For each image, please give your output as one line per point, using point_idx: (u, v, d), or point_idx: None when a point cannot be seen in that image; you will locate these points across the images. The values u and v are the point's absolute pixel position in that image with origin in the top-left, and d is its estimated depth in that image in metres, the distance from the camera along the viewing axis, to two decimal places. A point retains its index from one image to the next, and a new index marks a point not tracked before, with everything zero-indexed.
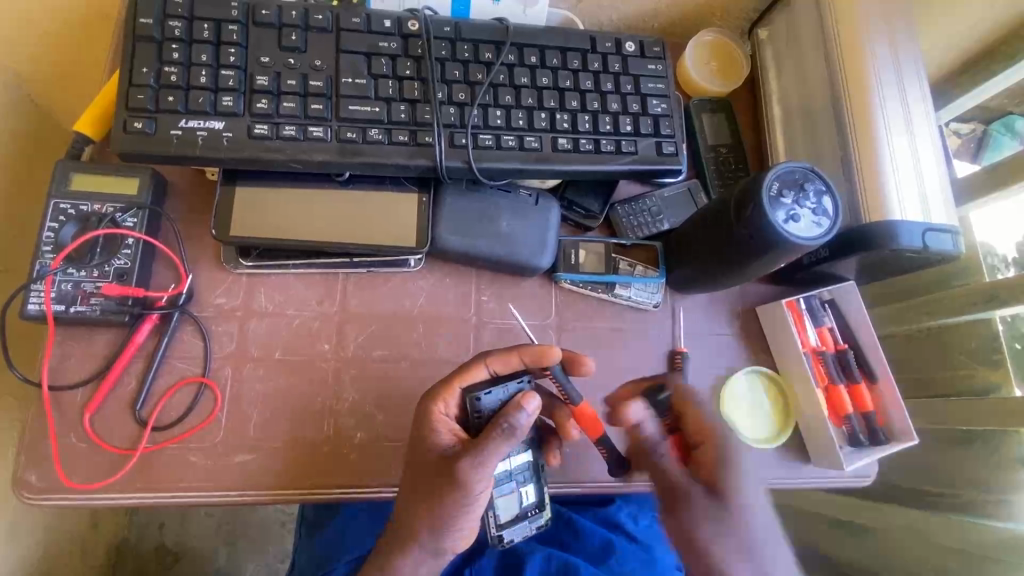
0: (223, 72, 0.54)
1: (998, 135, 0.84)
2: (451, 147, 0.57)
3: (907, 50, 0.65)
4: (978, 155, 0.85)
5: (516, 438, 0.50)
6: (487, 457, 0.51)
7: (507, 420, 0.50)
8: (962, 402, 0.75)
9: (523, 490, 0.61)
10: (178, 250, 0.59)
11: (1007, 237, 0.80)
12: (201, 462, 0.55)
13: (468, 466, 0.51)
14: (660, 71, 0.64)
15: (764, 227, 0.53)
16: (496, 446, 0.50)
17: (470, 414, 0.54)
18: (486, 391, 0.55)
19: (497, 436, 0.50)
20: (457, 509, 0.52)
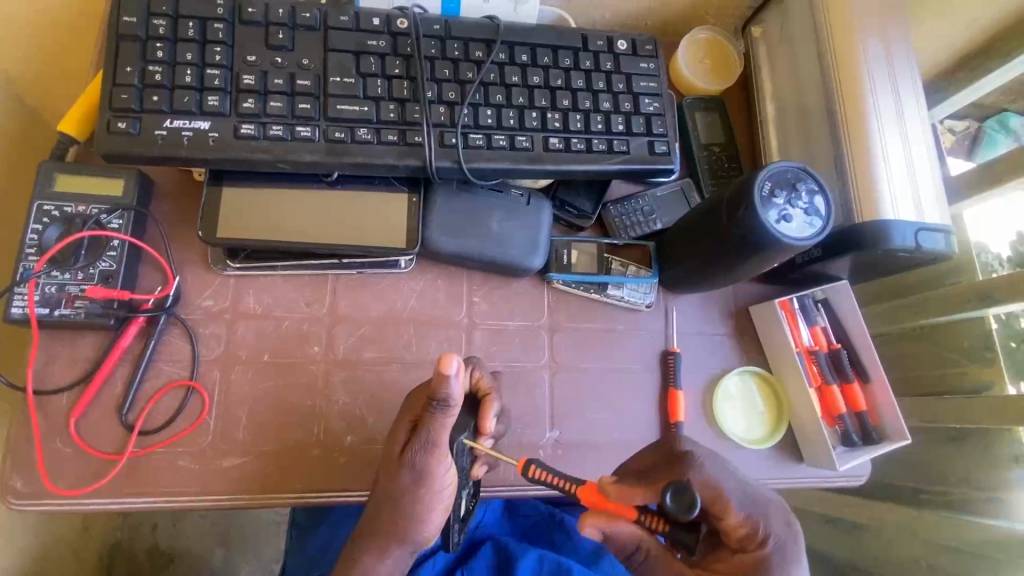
0: (209, 71, 0.53)
1: (993, 131, 0.84)
2: (441, 147, 0.57)
3: (900, 49, 0.65)
4: (972, 152, 0.85)
5: (453, 409, 0.47)
6: (435, 437, 0.48)
7: (440, 396, 0.46)
8: (956, 400, 0.75)
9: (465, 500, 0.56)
10: (165, 252, 0.58)
11: (1002, 235, 0.80)
12: (189, 465, 0.54)
13: (422, 452, 0.49)
14: (653, 70, 0.64)
15: (756, 227, 0.53)
16: (439, 426, 0.48)
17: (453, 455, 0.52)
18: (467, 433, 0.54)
19: (441, 414, 0.47)
20: (421, 503, 0.50)
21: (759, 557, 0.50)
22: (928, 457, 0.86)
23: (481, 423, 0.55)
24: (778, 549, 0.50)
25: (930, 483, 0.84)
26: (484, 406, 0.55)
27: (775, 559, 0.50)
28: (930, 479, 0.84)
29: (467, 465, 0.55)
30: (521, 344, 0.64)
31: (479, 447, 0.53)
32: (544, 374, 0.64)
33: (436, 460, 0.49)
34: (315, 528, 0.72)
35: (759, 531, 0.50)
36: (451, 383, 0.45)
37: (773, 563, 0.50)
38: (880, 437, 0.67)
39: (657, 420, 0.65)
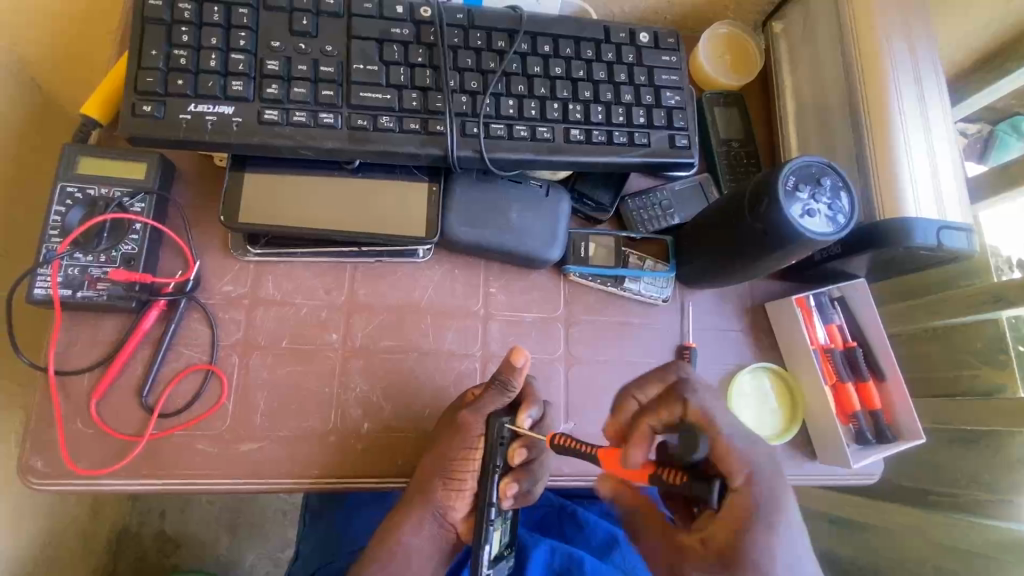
0: (233, 56, 0.53)
1: (1004, 135, 0.84)
2: (462, 136, 0.57)
3: (924, 47, 0.64)
4: (984, 157, 0.84)
5: (511, 393, 0.55)
6: (487, 411, 0.54)
7: (505, 376, 0.55)
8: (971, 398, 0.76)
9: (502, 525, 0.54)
10: (185, 237, 0.58)
11: (1016, 241, 0.79)
12: (207, 449, 0.55)
13: (472, 417, 0.54)
14: (674, 63, 0.64)
15: (779, 223, 0.52)
16: (495, 397, 0.55)
17: (496, 437, 0.52)
18: (511, 418, 0.54)
19: (503, 386, 0.55)
20: (460, 460, 0.54)
21: (747, 499, 0.46)
22: (938, 458, 0.85)
23: (518, 417, 0.55)
24: (772, 491, 0.46)
25: (939, 484, 0.84)
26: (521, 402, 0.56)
27: (761, 497, 0.45)
28: (940, 480, 0.84)
29: (501, 461, 0.52)
30: (537, 335, 0.64)
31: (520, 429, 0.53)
32: (559, 366, 0.64)
33: (483, 425, 0.54)
34: (326, 516, 0.72)
35: (748, 469, 0.46)
36: (517, 371, 0.55)
37: (761, 503, 0.45)
38: (894, 436, 0.67)
39: None
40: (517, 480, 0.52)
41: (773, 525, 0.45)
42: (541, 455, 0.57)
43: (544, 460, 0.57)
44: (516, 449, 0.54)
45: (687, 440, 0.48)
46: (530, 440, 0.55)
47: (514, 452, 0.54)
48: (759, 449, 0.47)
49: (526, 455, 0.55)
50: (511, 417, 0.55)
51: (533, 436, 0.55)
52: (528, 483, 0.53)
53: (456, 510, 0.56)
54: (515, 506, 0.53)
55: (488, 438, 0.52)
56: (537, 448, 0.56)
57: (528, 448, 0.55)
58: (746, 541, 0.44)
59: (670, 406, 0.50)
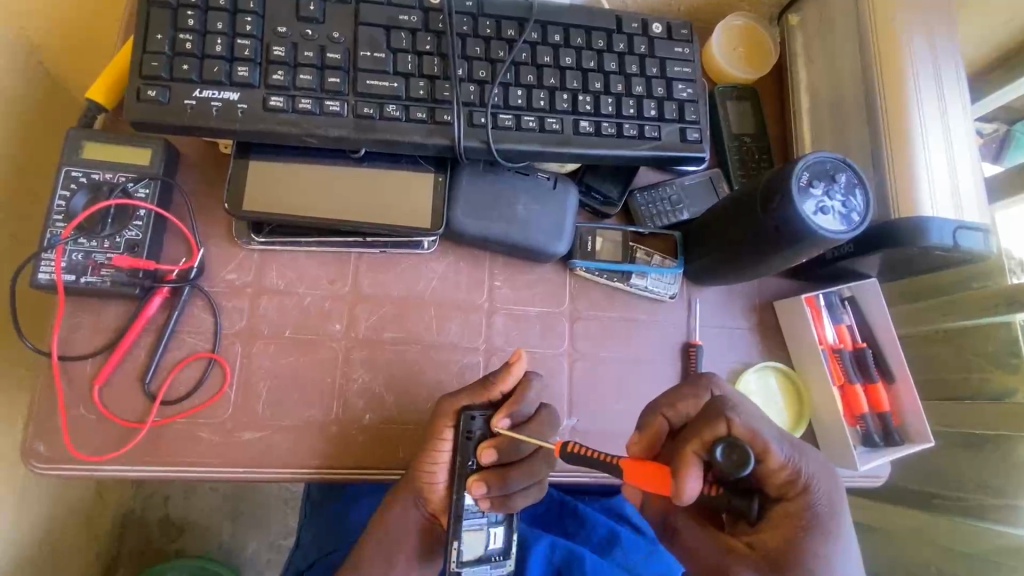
0: (239, 41, 0.52)
1: (1020, 136, 0.82)
2: (470, 126, 0.56)
3: (944, 42, 0.63)
4: (1000, 155, 0.83)
5: (489, 391, 0.54)
6: (460, 403, 0.54)
7: (491, 377, 0.55)
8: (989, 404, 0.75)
9: (491, 528, 0.55)
10: (190, 224, 0.58)
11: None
12: (209, 437, 0.55)
13: (444, 411, 0.54)
14: (687, 55, 0.63)
15: (791, 220, 0.51)
16: (471, 394, 0.54)
17: (459, 430, 0.54)
18: (483, 413, 0.54)
19: (483, 386, 0.54)
20: (431, 453, 0.54)
21: (803, 505, 0.49)
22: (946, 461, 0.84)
23: (493, 416, 0.54)
24: (823, 495, 0.50)
25: (946, 488, 0.83)
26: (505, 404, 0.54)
27: (821, 505, 0.49)
28: (944, 483, 0.83)
29: (472, 459, 0.54)
30: (541, 331, 0.64)
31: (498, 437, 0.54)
32: (563, 361, 0.64)
33: (453, 419, 0.54)
34: (327, 506, 0.72)
35: (801, 477, 0.49)
36: (509, 375, 0.54)
37: (817, 507, 0.49)
38: (902, 438, 0.67)
39: None
40: (486, 482, 0.53)
41: (829, 531, 0.49)
42: (527, 461, 0.55)
43: (527, 468, 0.54)
44: (485, 448, 0.53)
45: (734, 456, 0.45)
46: (505, 443, 0.54)
47: (483, 453, 0.53)
48: (809, 459, 0.50)
49: (499, 457, 0.54)
50: (486, 413, 0.55)
51: (508, 438, 0.54)
52: (499, 485, 0.53)
53: (432, 503, 0.56)
54: (492, 508, 0.54)
55: (456, 429, 0.54)
56: (517, 453, 0.54)
57: (499, 451, 0.53)
58: (809, 548, 0.48)
59: (711, 430, 0.49)
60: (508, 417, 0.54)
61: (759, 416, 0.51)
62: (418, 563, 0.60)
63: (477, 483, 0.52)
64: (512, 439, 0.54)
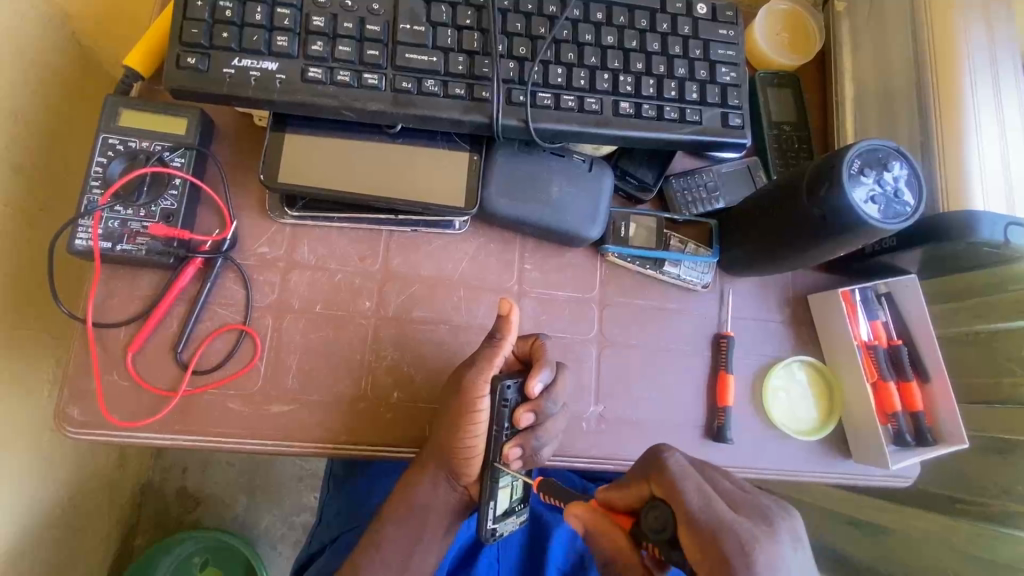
0: (279, 10, 0.52)
1: None
2: (508, 104, 0.55)
3: (1002, 33, 0.61)
4: None
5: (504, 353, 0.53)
6: (490, 374, 0.53)
7: (501, 335, 0.53)
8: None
9: (514, 484, 0.56)
10: (223, 196, 0.58)
11: None
12: (239, 409, 0.55)
13: (479, 381, 0.52)
14: (732, 37, 0.61)
15: (838, 209, 0.49)
16: (496, 358, 0.53)
17: (495, 399, 0.53)
18: (516, 381, 0.53)
19: (497, 346, 0.53)
20: (468, 423, 0.52)
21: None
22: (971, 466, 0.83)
23: (527, 383, 0.53)
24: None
25: (968, 492, 0.80)
26: (533, 368, 0.53)
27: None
28: (968, 487, 0.80)
29: (507, 422, 0.54)
30: (569, 315, 0.63)
31: (523, 406, 0.53)
32: (591, 347, 0.63)
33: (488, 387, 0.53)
34: (347, 484, 0.72)
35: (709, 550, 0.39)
36: (512, 329, 0.53)
37: None
38: (934, 439, 0.65)
39: (704, 404, 0.64)
40: (520, 444, 0.53)
41: None
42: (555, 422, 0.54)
43: (556, 427, 0.54)
44: (522, 414, 0.53)
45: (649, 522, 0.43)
46: (541, 406, 0.53)
47: (519, 417, 0.53)
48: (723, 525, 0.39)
49: (535, 420, 0.53)
50: (519, 381, 0.53)
51: (543, 402, 0.53)
52: (533, 446, 0.54)
53: (466, 475, 0.56)
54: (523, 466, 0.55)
55: (493, 400, 0.52)
56: (550, 414, 0.54)
57: (536, 413, 0.53)
58: None
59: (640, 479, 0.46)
60: (540, 382, 0.54)
61: (693, 476, 0.43)
62: (439, 543, 0.60)
63: (512, 446, 0.53)
64: (545, 402, 0.53)
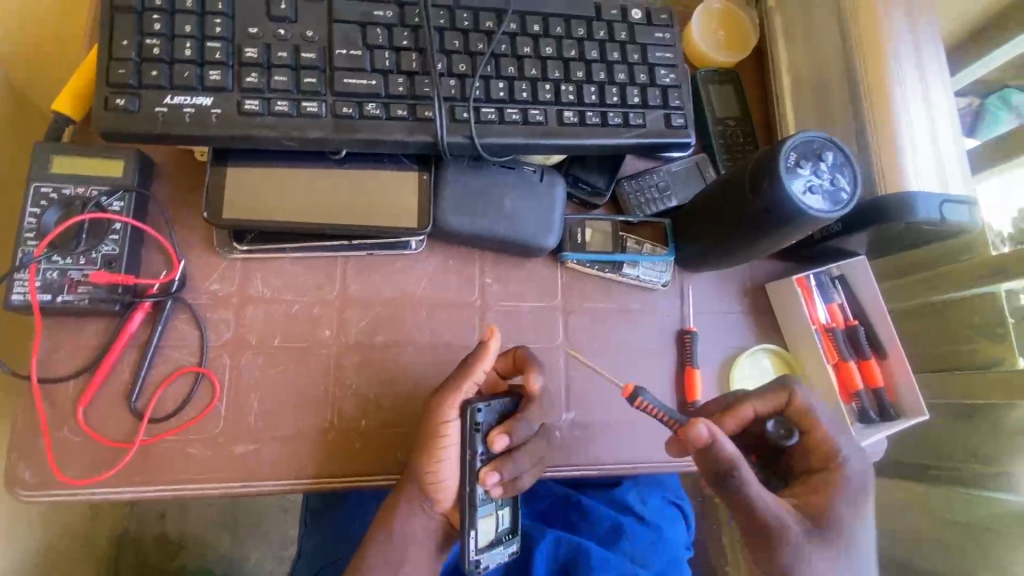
0: (209, 44, 0.51)
1: (993, 109, 0.79)
2: (453, 122, 0.55)
3: (925, 25, 0.63)
4: (974, 130, 0.80)
5: (477, 378, 0.53)
6: (460, 399, 0.52)
7: (474, 361, 0.53)
8: (980, 374, 0.75)
9: (498, 512, 0.55)
10: (168, 236, 0.56)
11: (1002, 213, 0.78)
12: (201, 453, 0.53)
13: (446, 408, 0.51)
14: (668, 40, 0.62)
15: (780, 202, 0.51)
16: (468, 383, 0.52)
17: (467, 424, 0.51)
18: (488, 403, 0.52)
19: (469, 370, 0.52)
20: (436, 448, 0.52)
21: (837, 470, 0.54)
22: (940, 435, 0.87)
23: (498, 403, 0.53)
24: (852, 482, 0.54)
25: (943, 461, 0.84)
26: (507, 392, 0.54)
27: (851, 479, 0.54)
28: (940, 455, 0.84)
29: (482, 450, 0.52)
30: (534, 325, 0.63)
31: (494, 429, 0.52)
32: (558, 355, 0.63)
33: (457, 413, 0.52)
34: (328, 514, 0.71)
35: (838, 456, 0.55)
36: (488, 352, 0.53)
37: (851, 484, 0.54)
38: (897, 414, 0.67)
39: (673, 400, 0.65)
40: (497, 469, 0.52)
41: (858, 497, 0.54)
42: (530, 444, 0.54)
43: (531, 449, 0.54)
44: (495, 436, 0.51)
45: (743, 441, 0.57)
46: (513, 427, 0.52)
47: (494, 441, 0.51)
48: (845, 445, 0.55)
49: (509, 442, 0.52)
50: (490, 404, 0.52)
51: (515, 423, 0.52)
52: (510, 469, 0.52)
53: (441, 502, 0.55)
54: (504, 495, 0.53)
55: (463, 423, 0.51)
56: (524, 435, 0.53)
57: (510, 436, 0.52)
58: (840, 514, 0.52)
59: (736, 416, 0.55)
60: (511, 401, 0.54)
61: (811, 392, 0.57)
62: None
63: (488, 472, 0.51)
64: (519, 423, 0.53)
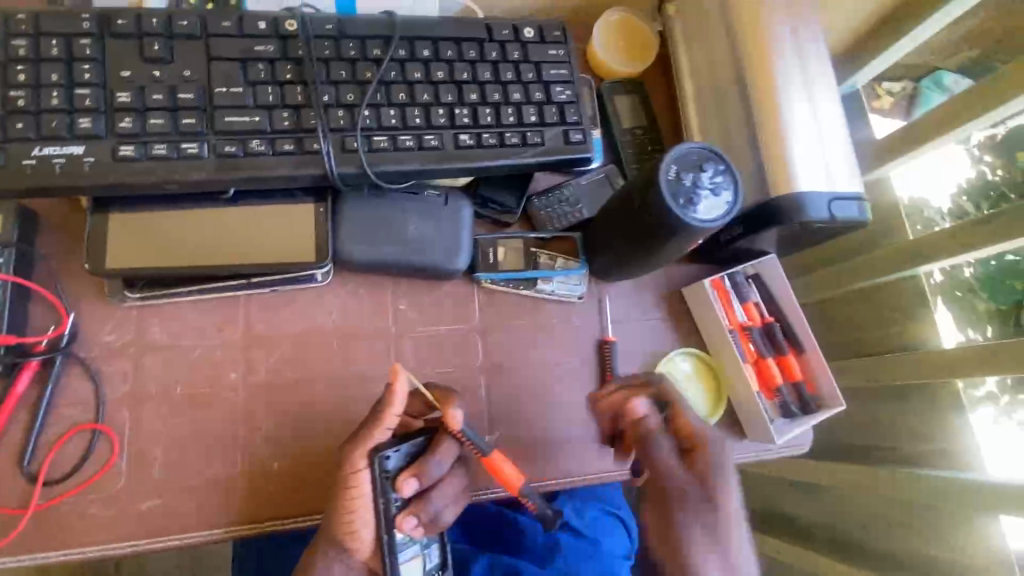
0: (78, 91, 0.49)
1: (927, 92, 0.91)
2: (343, 153, 0.54)
3: (807, 27, 0.65)
4: (910, 111, 0.92)
5: (388, 426, 0.52)
6: (369, 448, 0.51)
7: (383, 408, 0.52)
8: (904, 356, 0.75)
9: (425, 551, 0.55)
10: (56, 289, 0.54)
11: (941, 191, 0.92)
12: (102, 513, 0.51)
13: (354, 457, 0.51)
14: (562, 56, 0.63)
15: (666, 214, 0.52)
16: (378, 430, 0.51)
17: (376, 473, 0.51)
18: (397, 449, 0.52)
19: (379, 419, 0.51)
20: (348, 499, 0.51)
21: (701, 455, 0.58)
22: (878, 416, 0.92)
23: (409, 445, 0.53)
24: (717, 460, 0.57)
25: (880, 441, 0.92)
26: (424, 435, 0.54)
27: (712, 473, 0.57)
28: (879, 435, 0.92)
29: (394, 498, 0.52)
30: (452, 348, 0.63)
31: (403, 473, 0.52)
32: (479, 376, 0.63)
33: (366, 461, 0.51)
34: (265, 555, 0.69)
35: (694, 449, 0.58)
36: (396, 399, 0.52)
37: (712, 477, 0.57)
38: (817, 407, 0.69)
39: None
40: (413, 513, 0.52)
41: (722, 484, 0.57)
42: (443, 485, 0.54)
43: (444, 488, 0.55)
44: (404, 482, 0.51)
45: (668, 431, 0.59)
46: (422, 469, 0.52)
47: (402, 485, 0.51)
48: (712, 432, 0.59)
49: (419, 484, 0.52)
50: (400, 449, 0.52)
51: (424, 465, 0.52)
52: (427, 510, 0.53)
53: (359, 547, 0.54)
54: (425, 534, 0.53)
55: (373, 474, 0.51)
56: (434, 476, 0.53)
57: (419, 478, 0.52)
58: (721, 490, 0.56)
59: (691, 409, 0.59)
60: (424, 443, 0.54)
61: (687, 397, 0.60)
62: None
63: (400, 517, 0.51)
64: (428, 465, 0.53)
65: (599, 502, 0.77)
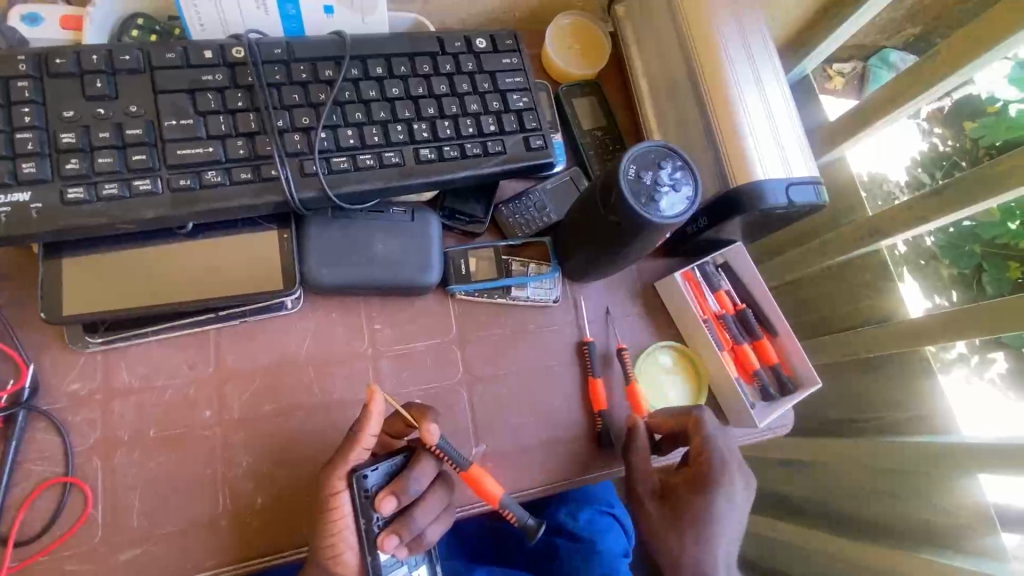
0: (19, 135, 0.48)
1: (875, 70, 0.95)
2: (302, 177, 0.53)
3: (750, 19, 0.67)
4: (862, 89, 0.96)
5: (366, 445, 0.51)
6: (347, 468, 0.51)
7: (360, 428, 0.51)
8: (876, 331, 0.77)
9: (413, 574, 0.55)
10: (12, 341, 0.52)
11: (897, 165, 0.98)
12: (80, 568, 0.49)
13: (335, 479, 0.50)
14: (516, 64, 0.63)
15: (629, 214, 0.52)
16: (355, 450, 0.51)
17: (355, 492, 0.50)
18: (375, 467, 0.51)
19: (357, 438, 0.51)
20: (329, 522, 0.51)
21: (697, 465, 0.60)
22: (855, 388, 0.94)
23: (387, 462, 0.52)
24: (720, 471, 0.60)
25: (861, 413, 0.93)
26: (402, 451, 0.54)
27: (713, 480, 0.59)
28: (860, 407, 0.93)
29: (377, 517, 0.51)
30: (431, 363, 0.62)
31: (382, 491, 0.51)
32: (460, 389, 0.63)
33: (345, 482, 0.51)
34: None
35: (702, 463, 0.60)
36: (373, 416, 0.51)
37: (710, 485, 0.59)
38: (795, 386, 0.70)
39: (582, 411, 0.65)
40: (396, 531, 0.51)
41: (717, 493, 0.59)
42: (427, 501, 0.53)
43: (430, 506, 0.53)
44: (383, 500, 0.51)
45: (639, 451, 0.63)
46: (401, 487, 0.52)
47: (382, 505, 0.50)
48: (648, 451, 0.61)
49: (399, 503, 0.51)
50: (379, 467, 0.52)
51: (403, 481, 0.52)
52: (410, 529, 0.52)
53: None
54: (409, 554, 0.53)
55: (352, 493, 0.51)
56: (415, 494, 0.52)
57: (399, 496, 0.51)
58: (709, 502, 0.59)
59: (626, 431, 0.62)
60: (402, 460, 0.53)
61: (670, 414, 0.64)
62: None
63: (384, 536, 0.51)
64: (407, 482, 0.52)
65: (595, 505, 0.75)
